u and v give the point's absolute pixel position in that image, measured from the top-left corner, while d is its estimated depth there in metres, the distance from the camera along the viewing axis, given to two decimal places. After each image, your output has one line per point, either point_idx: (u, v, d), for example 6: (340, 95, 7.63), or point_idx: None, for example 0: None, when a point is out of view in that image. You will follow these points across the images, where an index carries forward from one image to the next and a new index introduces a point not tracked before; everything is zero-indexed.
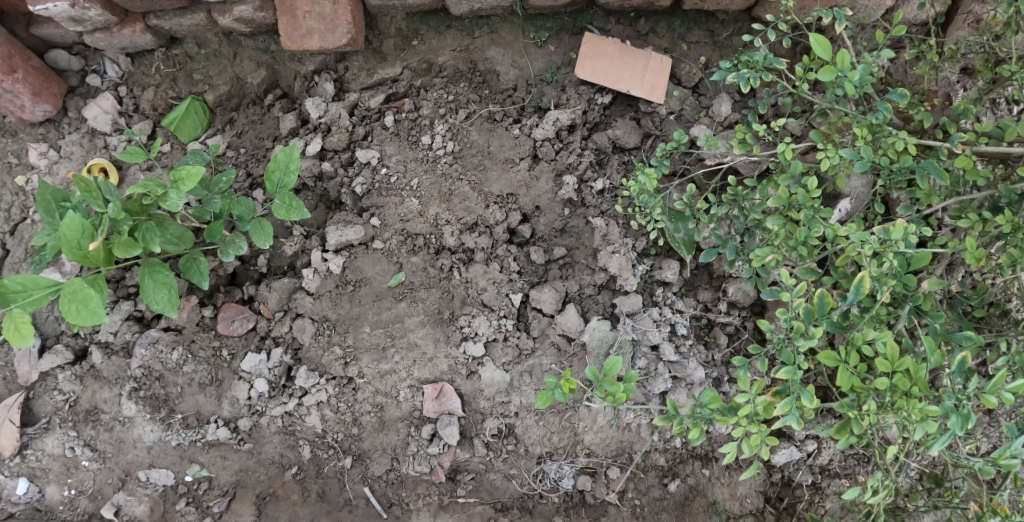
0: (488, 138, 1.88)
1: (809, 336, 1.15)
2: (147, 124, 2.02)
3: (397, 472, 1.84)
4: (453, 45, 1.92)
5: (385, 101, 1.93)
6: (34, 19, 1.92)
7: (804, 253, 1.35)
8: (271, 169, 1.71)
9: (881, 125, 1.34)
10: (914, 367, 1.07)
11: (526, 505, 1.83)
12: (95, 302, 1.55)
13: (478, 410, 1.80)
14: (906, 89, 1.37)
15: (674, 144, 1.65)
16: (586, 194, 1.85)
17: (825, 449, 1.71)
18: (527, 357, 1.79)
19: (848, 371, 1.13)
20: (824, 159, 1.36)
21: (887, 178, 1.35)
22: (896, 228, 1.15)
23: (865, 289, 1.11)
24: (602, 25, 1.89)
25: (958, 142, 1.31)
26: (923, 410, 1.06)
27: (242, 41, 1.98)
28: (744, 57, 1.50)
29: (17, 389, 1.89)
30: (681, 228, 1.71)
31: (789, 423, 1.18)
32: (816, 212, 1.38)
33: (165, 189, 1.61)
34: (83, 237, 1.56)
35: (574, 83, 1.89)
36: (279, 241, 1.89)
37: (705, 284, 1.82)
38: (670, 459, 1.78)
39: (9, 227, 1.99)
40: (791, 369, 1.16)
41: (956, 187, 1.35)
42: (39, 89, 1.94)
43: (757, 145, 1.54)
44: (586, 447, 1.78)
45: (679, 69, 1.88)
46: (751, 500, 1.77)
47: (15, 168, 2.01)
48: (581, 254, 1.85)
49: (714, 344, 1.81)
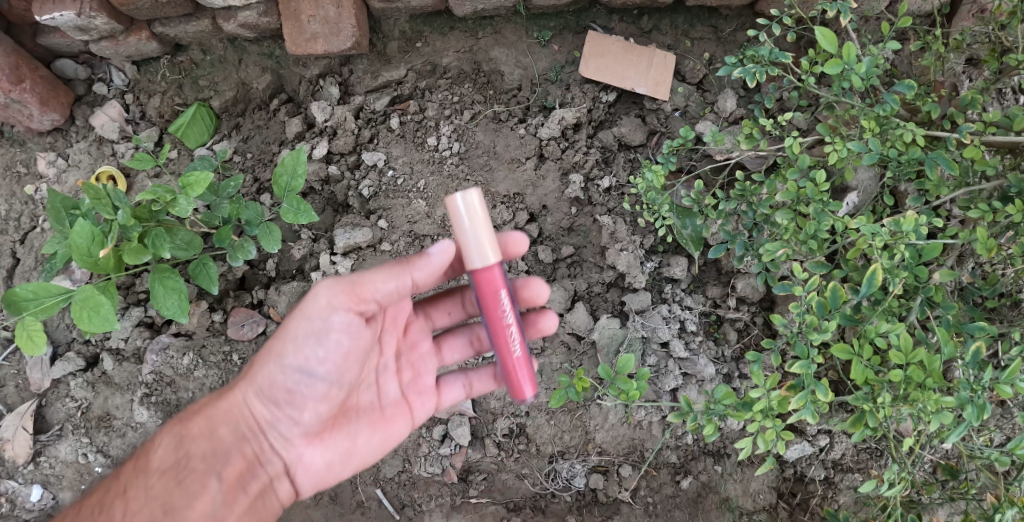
0: (494, 139, 1.89)
1: (822, 329, 1.15)
2: (154, 131, 2.03)
3: (408, 474, 1.84)
4: (457, 46, 1.93)
5: (391, 104, 1.94)
6: (41, 29, 1.93)
7: (814, 247, 1.35)
8: (279, 173, 1.70)
9: (888, 117, 1.34)
10: (929, 359, 1.06)
11: (539, 505, 1.83)
12: (107, 309, 1.55)
13: (489, 410, 1.80)
14: (914, 80, 1.36)
15: (681, 140, 1.63)
16: (593, 192, 1.85)
17: (838, 444, 1.69)
18: (537, 356, 1.79)
19: (862, 364, 1.12)
20: (833, 152, 1.36)
21: (896, 170, 1.34)
22: (907, 219, 1.15)
23: (876, 281, 1.11)
24: (605, 23, 1.89)
25: (966, 132, 1.30)
26: (938, 402, 1.04)
27: (247, 47, 1.99)
28: (749, 52, 1.49)
29: (30, 397, 1.91)
30: (689, 225, 1.72)
31: (804, 418, 1.17)
32: (825, 206, 1.37)
33: (174, 196, 1.61)
34: (92, 244, 1.55)
35: (579, 81, 1.89)
36: (287, 245, 1.91)
37: (714, 280, 1.82)
38: (681, 456, 1.78)
39: (19, 236, 2.00)
40: (805, 362, 1.15)
41: (964, 178, 1.34)
42: (47, 98, 1.96)
43: (765, 140, 1.53)
44: (597, 445, 1.78)
45: (684, 66, 1.88)
46: (764, 496, 1.76)
47: (24, 177, 2.03)
48: (589, 252, 1.85)
49: (724, 340, 1.81)
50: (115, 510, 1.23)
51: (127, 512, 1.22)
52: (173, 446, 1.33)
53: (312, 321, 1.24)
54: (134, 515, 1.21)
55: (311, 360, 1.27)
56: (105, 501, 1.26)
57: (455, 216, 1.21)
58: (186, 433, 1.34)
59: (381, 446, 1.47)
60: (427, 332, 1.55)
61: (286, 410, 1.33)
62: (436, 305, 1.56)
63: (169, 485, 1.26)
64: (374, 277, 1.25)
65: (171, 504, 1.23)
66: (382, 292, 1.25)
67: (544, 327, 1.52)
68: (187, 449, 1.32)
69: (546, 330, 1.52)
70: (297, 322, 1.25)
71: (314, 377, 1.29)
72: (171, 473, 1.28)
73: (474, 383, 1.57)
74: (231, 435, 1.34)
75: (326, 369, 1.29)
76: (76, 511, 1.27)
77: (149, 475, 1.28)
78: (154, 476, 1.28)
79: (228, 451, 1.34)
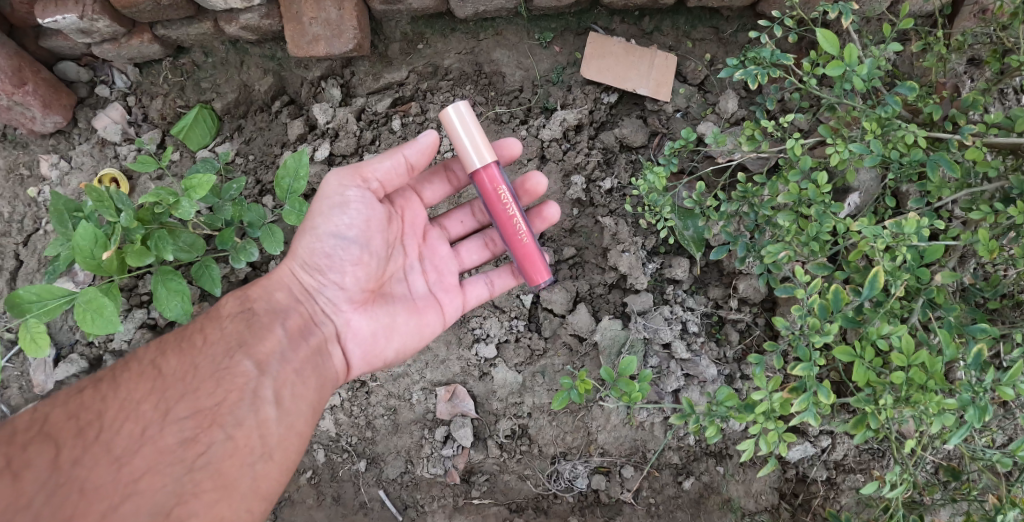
0: (495, 140, 1.90)
1: (824, 332, 1.15)
2: (157, 133, 2.03)
3: (411, 475, 1.85)
4: (458, 48, 1.93)
5: (392, 105, 1.96)
6: (43, 32, 1.93)
7: (816, 248, 1.34)
8: (280, 175, 1.71)
9: (890, 119, 1.34)
10: (930, 361, 1.06)
11: (541, 505, 1.83)
12: (110, 311, 1.56)
13: (491, 411, 1.80)
14: (915, 81, 1.36)
15: (682, 142, 1.64)
16: (594, 194, 1.85)
17: (840, 445, 1.69)
18: (539, 358, 1.80)
19: (864, 366, 1.12)
20: (834, 154, 1.36)
21: (898, 172, 1.35)
22: (909, 221, 1.15)
23: (879, 283, 1.11)
24: (607, 24, 1.89)
25: (968, 133, 1.30)
26: (941, 404, 1.05)
27: (249, 49, 2.00)
28: (750, 53, 1.49)
29: (34, 398, 1.92)
30: (691, 226, 1.72)
31: (806, 420, 1.17)
32: (827, 208, 1.37)
33: (176, 198, 1.61)
34: (96, 247, 1.56)
35: (580, 83, 1.89)
36: (289, 247, 1.91)
37: (715, 281, 1.82)
38: (683, 456, 1.78)
39: (22, 239, 2.00)
40: (806, 364, 1.15)
41: (967, 179, 1.34)
42: (50, 101, 1.96)
43: (767, 142, 1.53)
44: (600, 446, 1.78)
45: (685, 67, 1.88)
46: (766, 496, 1.77)
47: (27, 180, 2.03)
48: (591, 253, 1.85)
49: (726, 341, 1.81)
50: (197, 338, 1.40)
51: (205, 343, 1.39)
52: (238, 303, 1.46)
53: (333, 197, 1.42)
54: (212, 346, 1.39)
55: (341, 225, 1.43)
56: (188, 331, 1.42)
57: (450, 127, 1.42)
58: (250, 294, 1.48)
59: (416, 331, 1.56)
60: (445, 240, 1.66)
61: (328, 274, 1.46)
62: (448, 217, 1.67)
63: (241, 326, 1.42)
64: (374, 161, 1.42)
65: (246, 339, 1.40)
66: (382, 170, 1.41)
67: (550, 216, 1.65)
68: (252, 304, 1.46)
69: (551, 219, 1.65)
70: (320, 201, 1.43)
71: (346, 240, 1.44)
72: (241, 318, 1.43)
73: (496, 280, 1.64)
74: (287, 297, 1.47)
75: (356, 233, 1.44)
76: (165, 334, 1.43)
77: (222, 320, 1.43)
78: (226, 321, 1.42)
79: (287, 308, 1.46)
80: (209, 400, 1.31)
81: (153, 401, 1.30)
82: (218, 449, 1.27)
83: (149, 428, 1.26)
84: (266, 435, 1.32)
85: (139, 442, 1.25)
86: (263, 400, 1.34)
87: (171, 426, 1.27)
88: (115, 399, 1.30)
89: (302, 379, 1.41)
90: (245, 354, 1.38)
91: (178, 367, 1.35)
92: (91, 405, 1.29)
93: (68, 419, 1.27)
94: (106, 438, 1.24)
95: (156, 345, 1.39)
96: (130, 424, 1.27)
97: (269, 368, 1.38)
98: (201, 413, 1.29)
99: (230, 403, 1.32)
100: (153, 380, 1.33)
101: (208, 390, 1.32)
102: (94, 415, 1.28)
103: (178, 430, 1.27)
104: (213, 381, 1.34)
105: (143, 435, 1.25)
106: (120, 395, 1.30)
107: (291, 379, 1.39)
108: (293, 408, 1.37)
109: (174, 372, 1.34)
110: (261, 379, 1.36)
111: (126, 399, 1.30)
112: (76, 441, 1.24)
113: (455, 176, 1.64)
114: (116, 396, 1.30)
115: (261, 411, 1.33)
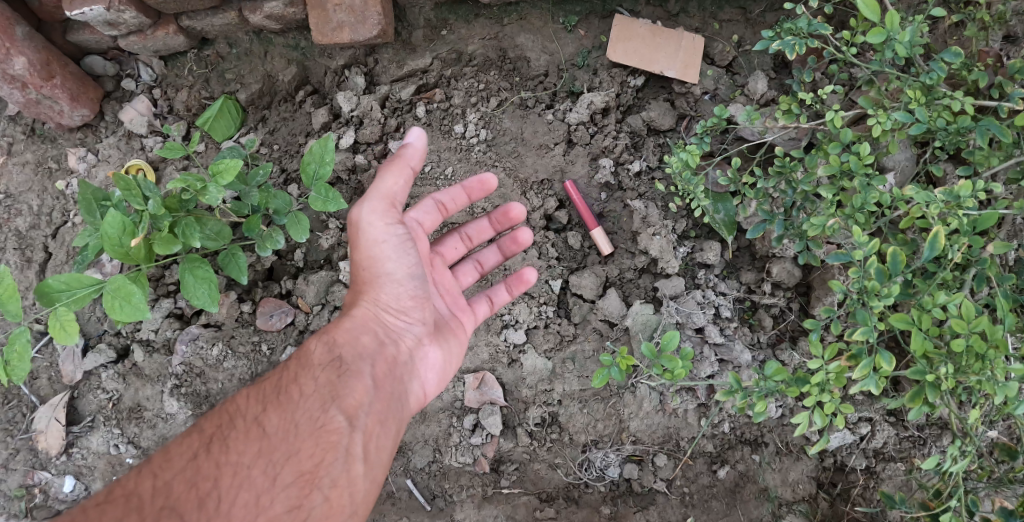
0: (521, 125, 1.88)
1: (883, 295, 1.12)
2: (183, 124, 2.04)
3: (439, 464, 1.82)
4: (482, 33, 1.90)
5: (416, 93, 1.94)
6: (71, 26, 1.94)
7: (862, 219, 1.31)
8: (306, 161, 1.65)
9: (934, 86, 1.31)
10: (991, 329, 1.03)
11: (572, 495, 1.80)
12: (138, 298, 1.51)
13: (521, 399, 1.77)
14: (960, 47, 1.32)
15: (715, 119, 1.59)
16: (623, 178, 1.83)
17: (880, 432, 1.62)
18: (569, 343, 1.77)
19: (921, 334, 1.08)
20: (876, 125, 1.33)
21: (944, 140, 1.31)
22: (962, 186, 1.12)
23: (940, 244, 1.09)
24: (633, 6, 1.86)
25: (1018, 99, 1.26)
26: (1006, 369, 1.03)
27: (273, 39, 1.99)
28: (786, 25, 1.46)
29: (63, 389, 1.92)
30: (722, 209, 1.69)
31: (867, 387, 1.15)
32: (870, 180, 1.32)
33: (204, 183, 1.58)
34: (123, 234, 1.52)
35: (606, 66, 1.86)
36: (315, 235, 1.92)
37: (748, 265, 1.77)
38: (718, 445, 1.74)
39: (51, 231, 2.01)
40: (866, 329, 1.12)
41: (1014, 149, 1.29)
42: (77, 94, 1.96)
43: (803, 115, 1.50)
44: (631, 434, 1.74)
45: (712, 48, 1.84)
46: (804, 486, 1.70)
47: (55, 173, 2.04)
48: (620, 238, 1.81)
49: (759, 326, 1.76)
50: (293, 391, 1.33)
51: (302, 395, 1.33)
52: (326, 350, 1.39)
53: (386, 235, 1.40)
54: (307, 400, 1.33)
55: (411, 267, 1.44)
56: (283, 383, 1.35)
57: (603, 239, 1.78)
58: (335, 339, 1.40)
59: (462, 350, 1.63)
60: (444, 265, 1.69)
61: (409, 314, 1.48)
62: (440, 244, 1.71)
63: (334, 377, 1.36)
64: (389, 183, 1.38)
65: (338, 391, 1.35)
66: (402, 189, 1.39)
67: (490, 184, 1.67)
68: (340, 350, 1.40)
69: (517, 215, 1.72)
70: (376, 248, 1.40)
71: (419, 280, 1.46)
72: (333, 366, 1.38)
73: (495, 297, 1.70)
74: (371, 339, 1.42)
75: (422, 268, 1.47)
76: (263, 384, 1.36)
77: (314, 369, 1.37)
78: (318, 371, 1.37)
79: (369, 353, 1.41)
80: (309, 461, 1.28)
81: (262, 466, 1.24)
82: (318, 511, 1.25)
83: (263, 496, 1.22)
84: (357, 492, 1.31)
85: (255, 512, 1.20)
86: (355, 456, 1.32)
87: (281, 490, 1.23)
88: (227, 464, 1.23)
89: (385, 430, 1.38)
90: (339, 407, 1.33)
91: (282, 424, 1.29)
92: (205, 471, 1.22)
93: (186, 488, 1.20)
94: (225, 509, 1.19)
95: (256, 399, 1.33)
96: (244, 493, 1.21)
97: (358, 419, 1.34)
98: (304, 476, 1.26)
99: (326, 463, 1.29)
100: (259, 440, 1.27)
101: (308, 451, 1.28)
102: (211, 483, 1.21)
103: (285, 495, 1.23)
104: (311, 440, 1.29)
105: (257, 504, 1.21)
106: (230, 459, 1.24)
107: (378, 431, 1.37)
108: (377, 460, 1.36)
109: (279, 430, 1.28)
110: (354, 433, 1.33)
111: (236, 464, 1.24)
112: (200, 514, 1.17)
113: (446, 207, 1.68)
114: (227, 461, 1.24)
115: (351, 468, 1.31)
